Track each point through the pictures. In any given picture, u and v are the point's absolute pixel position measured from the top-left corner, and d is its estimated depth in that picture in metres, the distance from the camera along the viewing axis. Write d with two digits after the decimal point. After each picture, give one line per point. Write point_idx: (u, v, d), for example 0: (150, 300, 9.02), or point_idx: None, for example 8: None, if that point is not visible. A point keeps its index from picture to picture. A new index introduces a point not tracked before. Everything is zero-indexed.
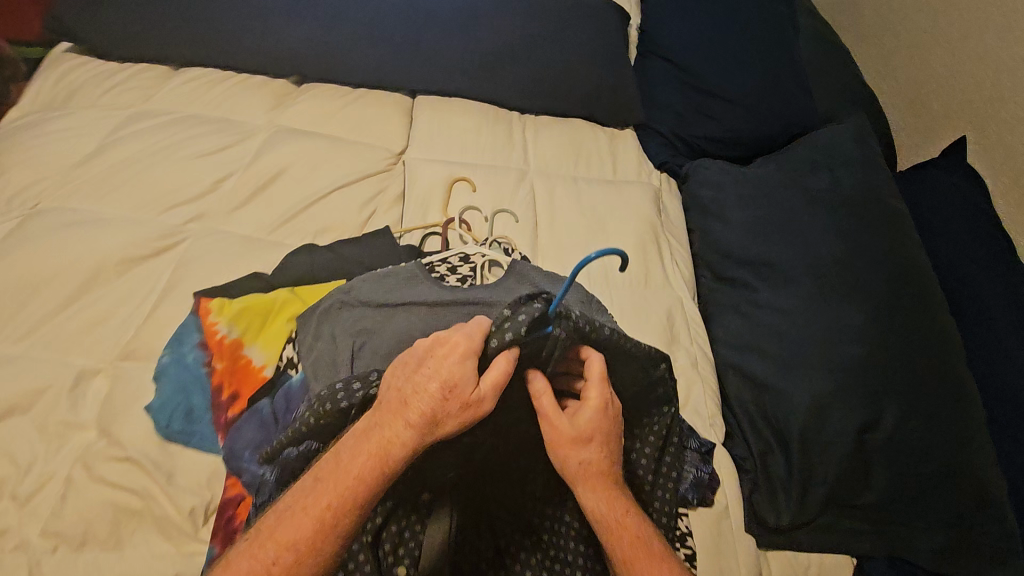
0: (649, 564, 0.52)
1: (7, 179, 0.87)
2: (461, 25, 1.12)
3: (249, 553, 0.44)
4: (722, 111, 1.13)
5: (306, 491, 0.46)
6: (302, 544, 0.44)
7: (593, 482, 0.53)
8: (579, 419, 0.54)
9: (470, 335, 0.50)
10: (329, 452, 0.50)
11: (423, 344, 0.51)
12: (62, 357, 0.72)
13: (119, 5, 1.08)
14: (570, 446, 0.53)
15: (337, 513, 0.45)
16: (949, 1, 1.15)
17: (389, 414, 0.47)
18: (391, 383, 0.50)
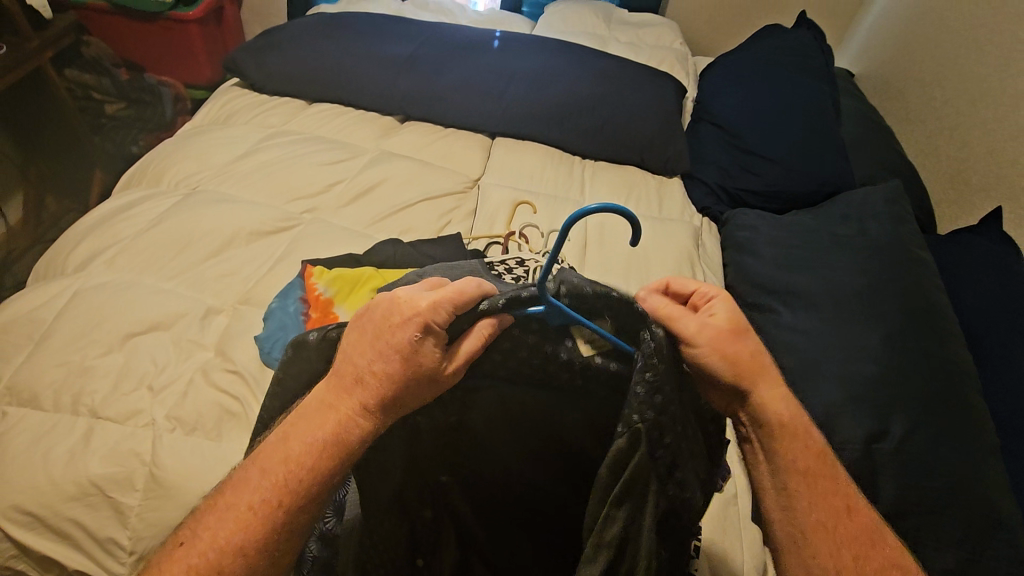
0: (824, 473, 0.49)
1: (180, 169, 1.14)
2: (539, 87, 1.36)
3: (191, 559, 0.47)
4: (763, 168, 1.27)
5: (251, 487, 0.49)
6: (247, 545, 0.47)
7: (764, 375, 0.51)
8: (719, 314, 0.52)
9: (436, 307, 0.49)
10: (270, 442, 0.51)
11: (386, 310, 0.51)
12: (199, 295, 0.92)
13: (280, 56, 1.40)
14: (731, 342, 0.50)
15: (286, 507, 0.48)
16: (983, 91, 1.27)
17: (344, 397, 0.50)
18: (346, 357, 0.51)
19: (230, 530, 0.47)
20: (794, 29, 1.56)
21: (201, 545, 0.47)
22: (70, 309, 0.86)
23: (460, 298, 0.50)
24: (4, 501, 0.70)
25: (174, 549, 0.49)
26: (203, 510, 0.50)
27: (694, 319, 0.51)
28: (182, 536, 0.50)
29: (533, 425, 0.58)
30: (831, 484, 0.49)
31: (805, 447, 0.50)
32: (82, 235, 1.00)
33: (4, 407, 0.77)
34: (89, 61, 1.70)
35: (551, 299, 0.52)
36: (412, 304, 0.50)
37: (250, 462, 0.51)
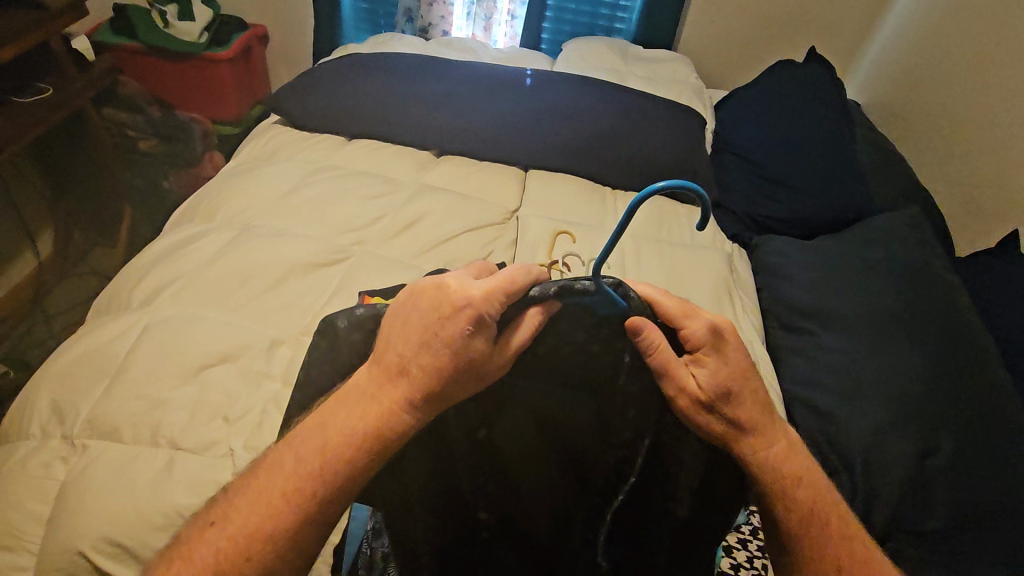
0: (808, 524, 0.58)
1: (232, 205, 1.18)
2: (569, 122, 1.42)
3: (227, 537, 0.52)
4: (788, 196, 1.33)
5: (287, 472, 0.53)
6: (280, 530, 0.52)
7: (745, 436, 0.58)
8: (700, 378, 0.57)
9: (488, 298, 0.54)
10: (307, 428, 0.56)
11: (436, 300, 0.55)
12: (261, 326, 0.93)
13: (319, 95, 1.46)
14: (702, 410, 0.57)
15: (322, 496, 0.53)
16: (992, 120, 1.34)
17: (387, 388, 0.55)
18: (390, 347, 0.56)
19: (263, 513, 0.52)
20: (806, 64, 1.65)
21: (232, 528, 0.52)
22: (141, 344, 0.88)
23: (510, 287, 0.56)
24: (90, 535, 0.71)
25: (206, 527, 0.53)
26: (236, 493, 0.55)
27: (676, 382, 0.57)
28: (214, 514, 0.54)
29: (555, 432, 0.66)
30: (817, 533, 0.58)
31: (795, 508, 0.58)
32: (144, 270, 1.03)
33: (84, 441, 0.79)
34: (124, 100, 1.74)
35: (608, 290, 0.58)
36: (458, 294, 0.55)
37: (285, 446, 0.56)
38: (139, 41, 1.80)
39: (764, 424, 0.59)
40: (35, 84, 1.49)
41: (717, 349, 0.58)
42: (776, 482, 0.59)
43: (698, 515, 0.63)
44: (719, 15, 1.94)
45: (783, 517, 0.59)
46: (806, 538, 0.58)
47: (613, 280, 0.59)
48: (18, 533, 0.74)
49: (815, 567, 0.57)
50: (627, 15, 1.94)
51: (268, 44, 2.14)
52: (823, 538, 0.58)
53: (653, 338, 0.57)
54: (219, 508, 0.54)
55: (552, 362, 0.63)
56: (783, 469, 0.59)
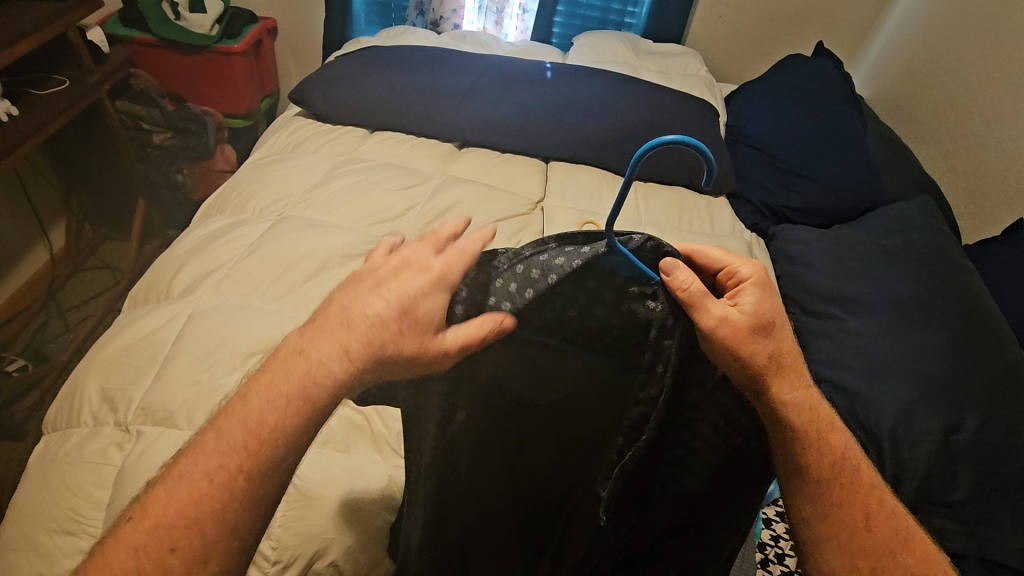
0: (836, 475, 0.58)
1: (264, 196, 1.19)
2: (589, 113, 1.45)
3: (147, 527, 0.46)
4: (804, 187, 1.37)
5: (213, 448, 0.49)
6: (204, 514, 0.46)
7: (784, 375, 0.56)
8: (746, 308, 0.56)
9: (448, 266, 0.52)
10: (229, 405, 0.51)
11: (393, 269, 0.53)
12: (304, 316, 0.94)
13: (342, 85, 1.47)
14: (752, 343, 0.53)
15: (247, 475, 0.47)
16: (997, 113, 1.39)
17: (315, 349, 0.50)
18: (334, 306, 0.53)
19: (203, 491, 0.47)
20: (815, 59, 1.69)
21: (155, 519, 0.47)
22: (188, 331, 0.90)
23: (467, 254, 0.53)
24: None
25: (126, 520, 0.48)
26: (175, 471, 0.49)
27: (721, 310, 0.53)
28: (151, 498, 0.48)
29: (574, 401, 0.63)
30: (844, 485, 0.58)
31: (831, 455, 0.58)
32: (182, 261, 1.04)
33: (140, 427, 0.81)
34: (139, 93, 1.71)
35: (619, 246, 0.55)
36: (418, 262, 0.53)
37: (210, 424, 0.51)
38: (150, 33, 1.79)
39: (800, 369, 0.58)
40: (50, 78, 1.48)
41: (764, 286, 0.57)
42: (814, 426, 0.57)
43: (716, 485, 0.62)
44: (727, 10, 1.98)
45: (819, 466, 0.57)
46: (834, 483, 0.58)
47: (640, 238, 0.55)
48: (79, 517, 0.75)
49: (842, 515, 0.58)
50: (638, 9, 1.97)
51: (276, 37, 2.13)
52: (855, 486, 0.59)
53: (687, 276, 0.53)
54: (141, 501, 0.49)
55: (575, 324, 0.58)
56: (821, 415, 0.58)
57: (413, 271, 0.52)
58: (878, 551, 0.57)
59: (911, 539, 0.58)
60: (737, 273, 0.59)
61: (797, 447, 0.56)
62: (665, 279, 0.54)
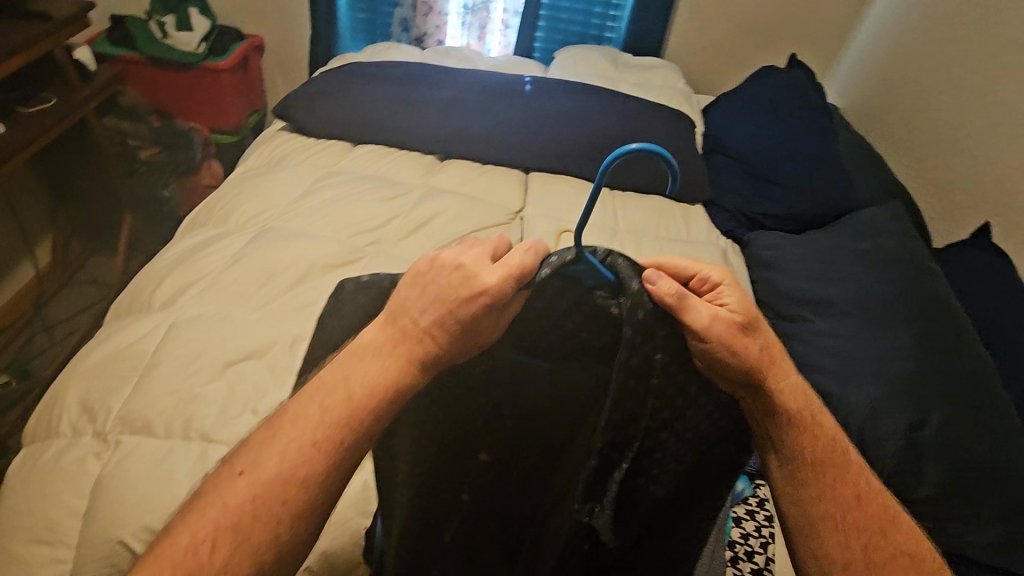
0: (835, 464, 0.57)
1: (247, 209, 1.21)
2: (568, 126, 1.48)
3: (245, 488, 0.49)
4: (778, 194, 1.41)
5: (309, 419, 0.51)
6: (306, 482, 0.49)
7: (776, 366, 0.58)
8: (732, 305, 0.58)
9: (502, 286, 0.54)
10: (320, 380, 0.54)
11: (454, 281, 0.55)
12: (284, 325, 0.95)
13: (326, 101, 1.50)
14: (742, 336, 0.56)
15: (333, 450, 0.50)
16: (964, 121, 1.43)
17: (399, 344, 0.54)
18: (403, 306, 0.56)
19: (293, 463, 0.49)
20: (789, 70, 1.74)
21: (263, 478, 0.49)
22: (168, 342, 0.91)
23: (520, 270, 0.55)
24: (130, 524, 0.73)
25: (233, 477, 0.50)
26: (257, 443, 0.52)
27: (710, 309, 0.56)
28: (239, 464, 0.51)
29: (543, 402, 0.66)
30: (845, 471, 0.57)
31: (815, 439, 0.58)
32: (164, 273, 1.06)
33: (118, 437, 0.81)
34: (126, 109, 1.76)
35: (591, 259, 0.61)
36: (475, 276, 0.55)
37: (305, 396, 0.53)
38: (137, 51, 1.82)
39: (786, 359, 0.60)
40: (37, 94, 1.50)
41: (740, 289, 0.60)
42: (806, 413, 0.59)
43: (682, 489, 0.64)
44: (704, 24, 2.03)
45: (814, 454, 0.58)
46: (833, 474, 0.57)
47: (603, 252, 0.61)
48: (57, 527, 0.75)
49: (838, 492, 0.56)
50: (617, 24, 2.02)
51: (262, 54, 2.16)
52: (840, 466, 0.58)
53: (669, 284, 0.57)
54: (244, 459, 0.51)
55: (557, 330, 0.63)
56: (803, 402, 0.59)
57: (471, 285, 0.55)
58: (869, 530, 0.54)
59: (900, 520, 0.56)
60: (711, 276, 0.61)
61: (791, 436, 0.58)
62: (649, 288, 0.58)
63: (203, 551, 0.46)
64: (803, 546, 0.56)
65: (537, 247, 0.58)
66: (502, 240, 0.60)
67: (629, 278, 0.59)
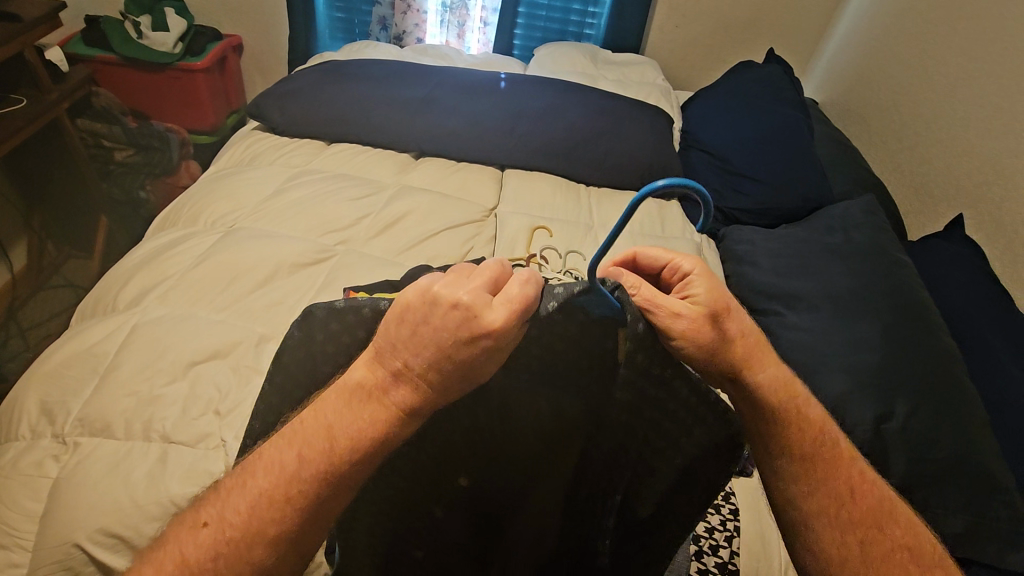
0: (820, 449, 0.58)
1: (215, 209, 1.20)
2: (543, 122, 1.48)
3: (199, 536, 0.46)
4: (752, 188, 1.41)
5: (282, 469, 0.47)
6: (268, 536, 0.45)
7: (751, 358, 0.58)
8: (696, 296, 0.58)
9: (508, 326, 0.47)
10: (300, 424, 0.49)
11: (451, 322, 0.47)
12: (249, 323, 0.95)
13: (299, 99, 1.50)
14: (701, 328, 0.56)
15: (299, 505, 0.46)
16: (937, 114, 1.44)
17: (386, 390, 0.48)
18: (389, 346, 0.49)
19: (262, 517, 0.45)
20: (766, 65, 1.74)
21: (230, 529, 0.46)
22: (131, 342, 0.90)
23: (524, 307, 0.48)
24: (84, 526, 0.73)
25: (196, 528, 0.47)
26: (229, 488, 0.48)
27: (667, 308, 0.56)
28: (206, 513, 0.48)
29: (507, 416, 0.61)
30: (830, 462, 0.58)
31: (806, 433, 0.58)
32: (130, 274, 1.05)
33: (77, 438, 0.81)
34: (99, 111, 1.73)
35: (606, 292, 0.56)
36: (475, 315, 0.46)
37: (281, 440, 0.49)
38: (112, 52, 1.80)
39: (761, 348, 0.60)
40: (8, 96, 1.48)
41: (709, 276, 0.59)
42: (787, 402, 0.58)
43: (667, 505, 0.62)
44: (684, 20, 2.03)
45: (799, 443, 0.57)
46: (821, 462, 0.58)
47: (612, 283, 0.57)
48: (13, 530, 0.75)
49: (828, 488, 0.57)
50: (596, 20, 2.02)
51: (242, 53, 2.16)
52: (834, 462, 0.58)
53: (635, 282, 0.59)
54: (211, 508, 0.48)
55: (546, 354, 0.59)
56: (791, 395, 0.59)
57: (469, 327, 0.46)
58: (864, 524, 0.55)
59: (896, 511, 0.57)
60: (682, 266, 0.61)
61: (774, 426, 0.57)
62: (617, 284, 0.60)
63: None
64: (800, 539, 0.57)
65: (535, 276, 0.52)
66: (503, 267, 0.52)
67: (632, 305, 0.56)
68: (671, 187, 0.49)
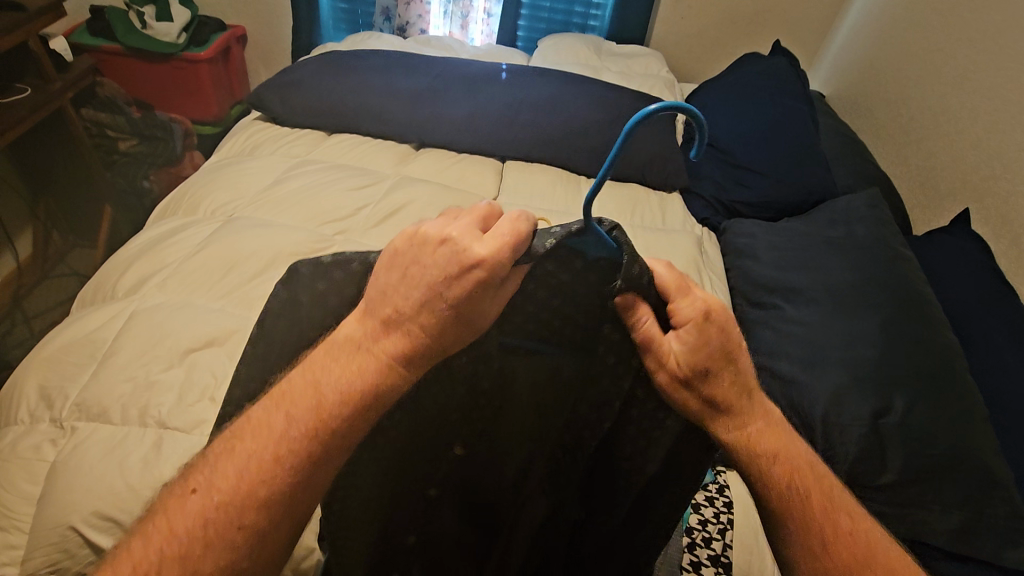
0: (801, 500, 0.53)
1: (215, 199, 1.20)
2: (544, 112, 1.47)
3: (192, 500, 0.46)
4: (755, 181, 1.39)
5: (270, 430, 0.47)
6: (257, 499, 0.45)
7: (728, 417, 0.54)
8: (680, 356, 0.53)
9: (498, 257, 0.46)
10: (286, 386, 0.50)
11: (441, 258, 0.48)
12: (245, 311, 0.95)
13: (301, 89, 1.50)
14: (675, 389, 0.53)
15: (288, 467, 0.46)
16: (945, 107, 1.42)
17: (374, 341, 0.49)
18: (383, 292, 0.50)
19: (251, 477, 0.45)
20: (772, 57, 1.72)
21: (218, 496, 0.45)
22: (128, 329, 0.91)
23: (518, 241, 0.47)
24: (80, 509, 0.73)
25: (186, 495, 0.46)
26: (216, 454, 0.48)
27: (654, 358, 0.54)
28: (195, 480, 0.47)
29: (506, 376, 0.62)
30: (817, 510, 0.53)
31: (772, 487, 0.54)
32: (130, 261, 1.05)
33: (74, 423, 0.81)
34: (104, 101, 1.74)
35: (602, 234, 0.53)
36: (465, 249, 0.47)
37: (270, 402, 0.49)
38: (117, 42, 1.81)
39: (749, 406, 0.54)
40: (14, 85, 1.49)
41: (703, 328, 0.52)
42: (757, 458, 0.54)
43: (657, 492, 0.62)
44: (689, 11, 2.01)
45: (769, 495, 0.54)
46: (806, 506, 0.53)
47: (608, 223, 0.54)
48: (9, 512, 0.75)
49: (811, 533, 0.53)
50: (600, 12, 2.00)
51: (246, 44, 2.16)
52: (804, 516, 0.53)
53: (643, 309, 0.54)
54: (199, 474, 0.47)
55: None
56: (762, 448, 0.54)
57: (460, 261, 0.47)
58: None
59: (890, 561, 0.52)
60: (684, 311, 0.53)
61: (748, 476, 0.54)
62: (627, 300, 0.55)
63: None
64: None
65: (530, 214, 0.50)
66: (494, 208, 0.52)
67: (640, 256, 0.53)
68: (655, 114, 0.48)
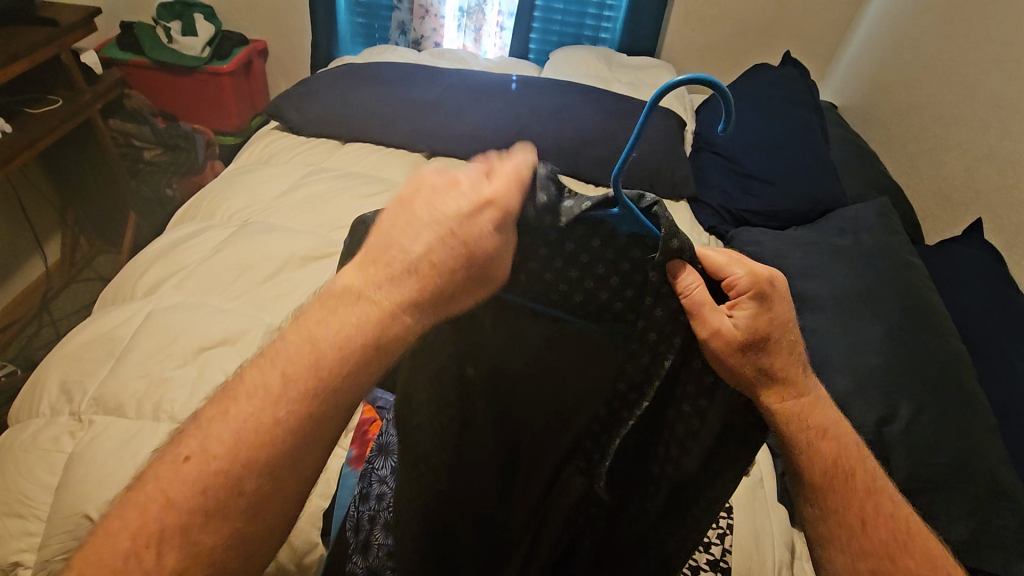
0: (840, 480, 0.56)
1: (231, 206, 1.24)
2: (553, 122, 1.50)
3: (196, 463, 0.43)
4: (762, 190, 1.40)
5: (265, 392, 0.45)
6: (259, 462, 0.43)
7: (780, 386, 0.54)
8: (740, 324, 0.53)
9: (508, 195, 0.50)
10: (282, 341, 0.48)
11: (452, 197, 0.49)
12: (259, 312, 0.98)
13: (316, 100, 1.55)
14: (741, 357, 0.52)
15: (286, 428, 0.44)
16: (957, 117, 1.41)
17: (374, 293, 0.48)
18: (385, 241, 0.49)
19: (254, 440, 0.43)
20: (782, 67, 1.73)
21: (216, 463, 0.42)
22: (144, 328, 0.94)
23: (521, 185, 0.51)
24: (93, 498, 0.76)
25: (178, 462, 0.43)
26: (208, 418, 0.45)
27: (712, 325, 0.53)
28: (187, 446, 0.44)
29: (516, 358, 0.62)
30: (847, 491, 0.56)
31: (819, 463, 0.55)
32: (149, 264, 1.09)
33: (92, 417, 0.85)
34: (132, 112, 1.82)
35: (629, 204, 0.54)
36: (476, 189, 0.49)
37: (267, 361, 0.47)
38: (144, 56, 1.89)
39: (801, 379, 0.56)
40: (45, 97, 1.56)
41: (761, 297, 0.54)
42: (804, 432, 0.55)
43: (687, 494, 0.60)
44: (700, 23, 2.03)
45: (811, 471, 0.56)
46: (837, 487, 0.56)
47: (648, 199, 0.54)
48: (30, 501, 0.79)
49: (842, 512, 0.55)
50: (612, 24, 2.03)
51: (268, 58, 2.24)
52: (824, 497, 0.56)
53: (693, 281, 0.53)
54: (192, 440, 0.44)
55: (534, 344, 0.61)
56: (809, 421, 0.56)
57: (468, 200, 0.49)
58: (877, 554, 0.54)
59: (915, 543, 0.55)
60: (744, 281, 0.53)
61: (790, 451, 0.56)
62: (670, 279, 0.54)
63: (148, 552, 0.40)
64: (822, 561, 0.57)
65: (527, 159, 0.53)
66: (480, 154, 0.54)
67: (679, 232, 0.53)
68: (687, 85, 0.49)
